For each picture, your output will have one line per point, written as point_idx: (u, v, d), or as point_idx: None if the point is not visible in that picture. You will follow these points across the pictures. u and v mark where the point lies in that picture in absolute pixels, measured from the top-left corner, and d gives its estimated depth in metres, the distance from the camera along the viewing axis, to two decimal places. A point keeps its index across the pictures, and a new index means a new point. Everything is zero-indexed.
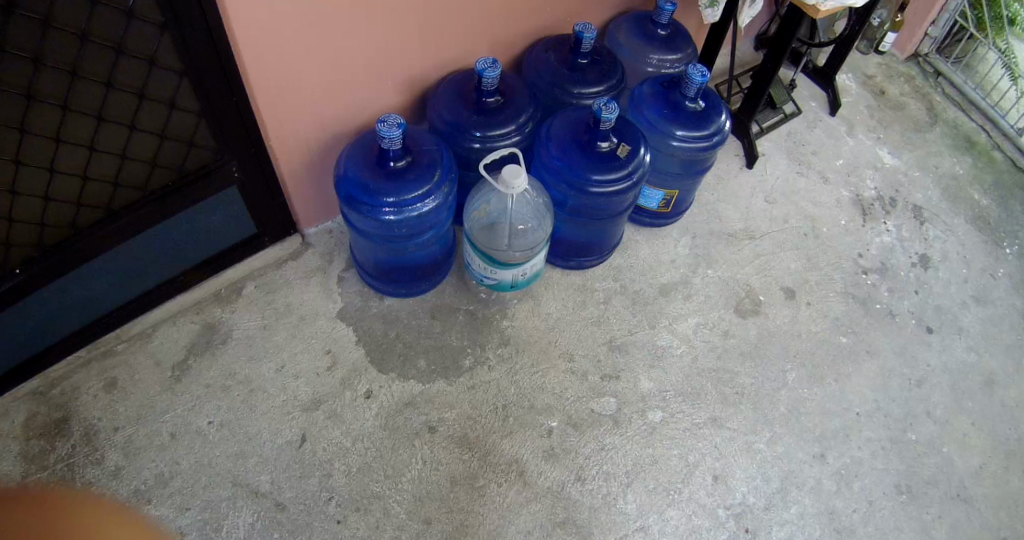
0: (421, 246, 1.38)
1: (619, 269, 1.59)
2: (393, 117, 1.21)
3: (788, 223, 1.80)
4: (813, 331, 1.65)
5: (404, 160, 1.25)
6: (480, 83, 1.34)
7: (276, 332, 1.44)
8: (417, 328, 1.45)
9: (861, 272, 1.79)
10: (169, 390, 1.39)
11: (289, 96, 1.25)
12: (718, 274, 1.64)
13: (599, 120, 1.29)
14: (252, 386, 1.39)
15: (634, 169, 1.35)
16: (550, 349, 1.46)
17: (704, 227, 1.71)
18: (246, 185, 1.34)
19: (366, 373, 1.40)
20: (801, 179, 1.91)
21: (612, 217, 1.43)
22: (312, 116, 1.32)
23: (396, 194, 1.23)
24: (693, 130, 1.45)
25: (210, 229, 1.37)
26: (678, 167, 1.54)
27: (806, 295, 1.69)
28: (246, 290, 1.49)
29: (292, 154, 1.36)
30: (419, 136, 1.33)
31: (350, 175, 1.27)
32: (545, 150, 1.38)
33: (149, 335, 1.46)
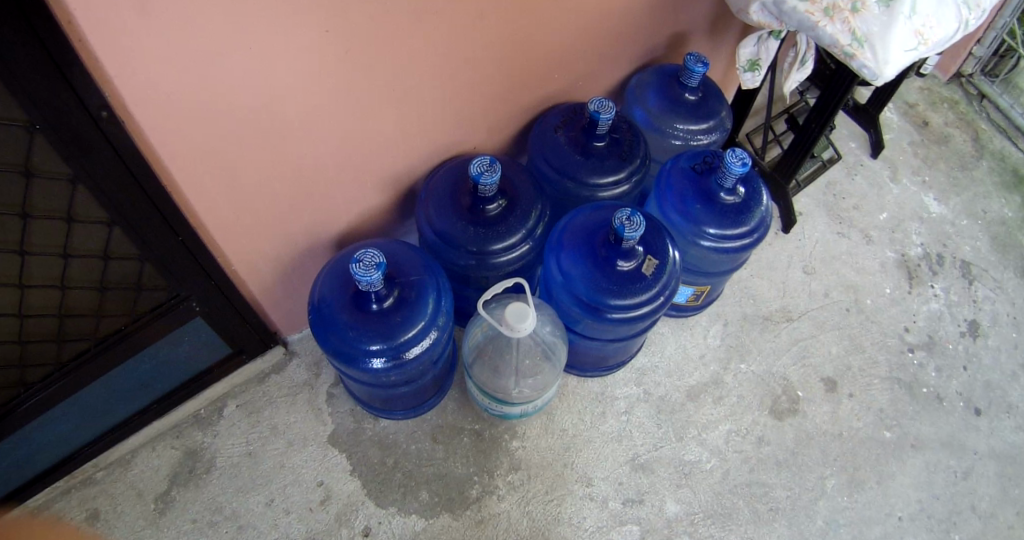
0: (415, 379, 1.22)
1: (640, 371, 1.44)
2: (372, 255, 1.03)
3: (828, 297, 1.62)
4: (855, 428, 1.50)
5: (389, 298, 1.08)
6: (477, 189, 1.14)
7: (263, 460, 1.31)
8: (417, 454, 1.32)
9: (906, 350, 1.62)
10: (154, 525, 1.25)
11: (251, 221, 1.07)
12: (751, 370, 1.48)
13: (620, 238, 1.10)
14: (242, 523, 1.25)
15: (660, 289, 1.16)
16: (566, 472, 1.32)
17: (737, 312, 1.56)
18: (212, 315, 1.18)
19: (363, 507, 1.27)
20: (842, 242, 1.71)
21: (634, 335, 1.25)
22: (279, 234, 1.14)
23: (384, 340, 1.07)
24: (729, 230, 1.24)
25: (178, 358, 1.24)
26: (710, 264, 1.34)
27: (848, 385, 1.53)
28: (228, 410, 1.36)
29: (263, 275, 1.19)
30: (404, 257, 1.16)
31: (329, 320, 1.09)
32: (556, 264, 1.20)
33: (129, 461, 1.32)
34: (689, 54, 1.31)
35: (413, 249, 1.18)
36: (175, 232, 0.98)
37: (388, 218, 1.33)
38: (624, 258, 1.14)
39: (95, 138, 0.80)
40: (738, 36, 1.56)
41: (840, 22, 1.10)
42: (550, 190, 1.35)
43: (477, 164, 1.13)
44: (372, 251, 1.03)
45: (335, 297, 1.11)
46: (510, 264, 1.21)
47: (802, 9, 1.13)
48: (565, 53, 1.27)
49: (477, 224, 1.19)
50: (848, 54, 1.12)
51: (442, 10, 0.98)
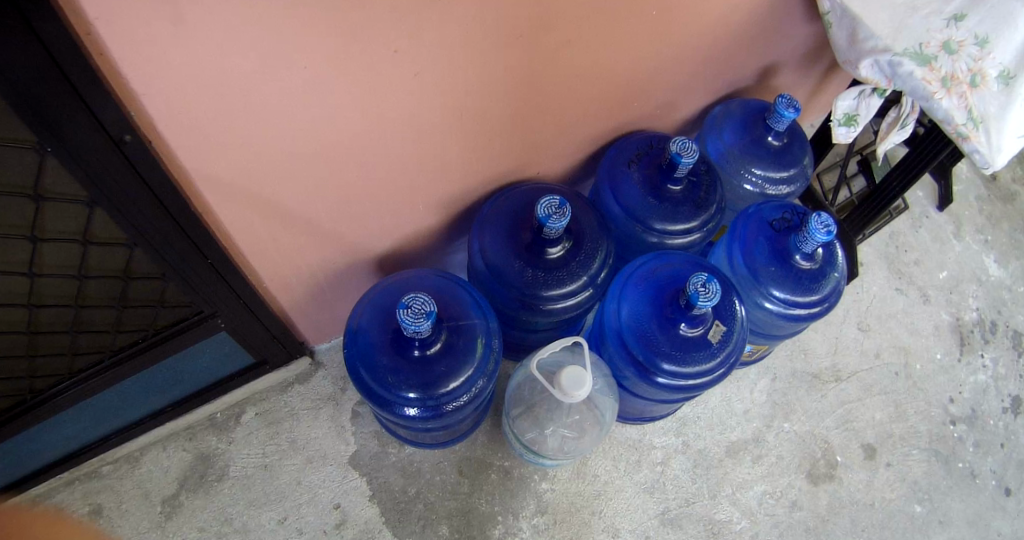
0: (453, 423, 1.20)
1: (681, 421, 1.39)
2: (425, 302, 1.00)
3: (879, 358, 1.56)
4: (888, 500, 1.44)
5: (435, 345, 1.07)
6: (542, 231, 1.10)
7: (278, 475, 1.33)
8: (441, 486, 1.29)
9: (949, 422, 1.54)
10: (158, 529, 1.30)
11: (285, 235, 1.03)
12: (794, 430, 1.43)
13: (691, 304, 1.09)
14: (251, 538, 1.28)
15: (719, 362, 1.17)
16: (593, 521, 1.27)
17: (786, 367, 1.50)
18: (235, 329, 1.16)
19: (378, 537, 1.26)
20: (899, 299, 1.64)
21: (679, 399, 1.26)
22: (318, 249, 1.11)
23: (422, 390, 1.06)
24: (800, 297, 1.21)
25: (197, 369, 1.26)
26: (767, 327, 1.31)
27: (887, 454, 1.48)
28: (245, 417, 1.38)
29: (292, 285, 1.16)
30: (454, 296, 1.15)
31: (370, 360, 1.09)
32: (617, 314, 1.21)
33: (136, 459, 1.36)
34: (779, 96, 1.21)
35: (463, 287, 1.17)
36: (204, 254, 0.96)
37: (438, 234, 1.25)
38: (689, 323, 1.13)
39: (121, 167, 0.76)
40: (825, 72, 1.47)
41: (957, 97, 1.02)
42: (617, 229, 1.28)
43: (544, 206, 1.08)
44: (424, 297, 1.01)
45: (383, 336, 1.10)
46: (563, 309, 1.18)
47: (917, 75, 1.03)
48: (645, 82, 1.17)
49: (539, 266, 1.15)
50: (961, 135, 1.04)
51: (517, 36, 0.90)
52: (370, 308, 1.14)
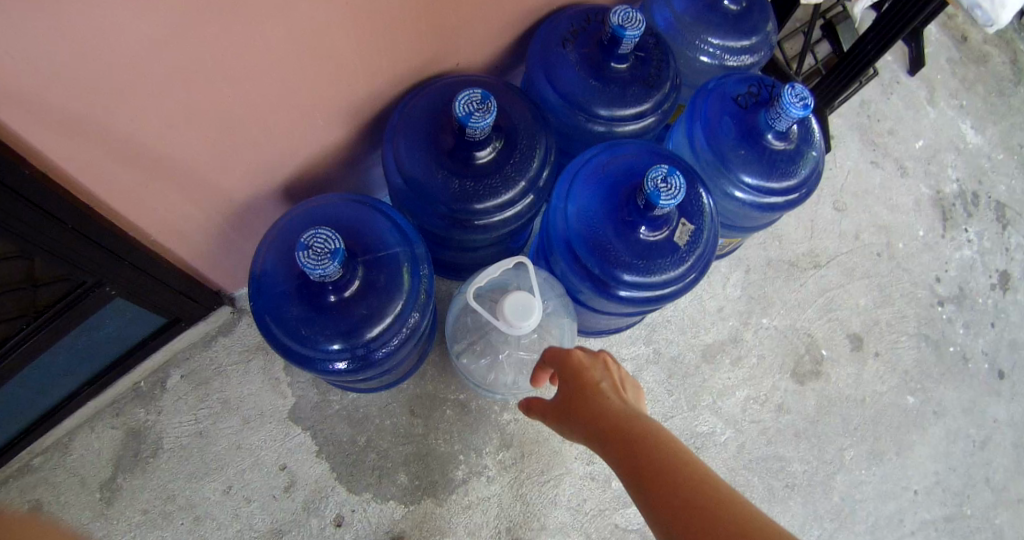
0: (391, 368, 1.10)
1: (650, 327, 1.28)
2: (331, 240, 0.88)
3: (859, 240, 1.46)
4: (879, 393, 1.39)
5: (351, 287, 0.95)
6: (464, 133, 0.95)
7: (216, 442, 1.22)
8: (394, 430, 1.21)
9: (936, 303, 1.47)
10: (102, 517, 1.20)
11: (161, 183, 0.88)
12: (774, 326, 1.33)
13: (651, 205, 0.96)
14: (198, 513, 1.20)
15: (690, 266, 1.05)
16: (564, 449, 1.22)
17: (760, 257, 1.36)
18: (134, 292, 1.03)
19: (333, 495, 1.18)
20: (876, 173, 1.53)
21: (642, 313, 1.15)
22: (209, 191, 0.96)
23: (346, 339, 0.96)
24: (774, 184, 1.09)
25: (102, 340, 1.12)
26: (736, 218, 1.20)
27: (874, 343, 1.41)
28: (170, 381, 1.25)
29: (188, 237, 1.02)
30: (372, 223, 1.03)
31: (283, 315, 0.96)
32: (565, 222, 1.07)
33: (66, 445, 1.23)
34: None
35: (381, 212, 1.04)
36: (64, 222, 0.82)
37: (346, 147, 1.10)
38: (650, 227, 1.00)
39: None
40: None
41: None
42: (558, 123, 1.14)
43: (464, 102, 0.93)
44: (330, 233, 0.88)
45: (292, 283, 0.97)
46: (504, 223, 1.05)
47: None
48: None
49: (467, 175, 1.01)
50: None
51: None
52: (273, 249, 0.99)
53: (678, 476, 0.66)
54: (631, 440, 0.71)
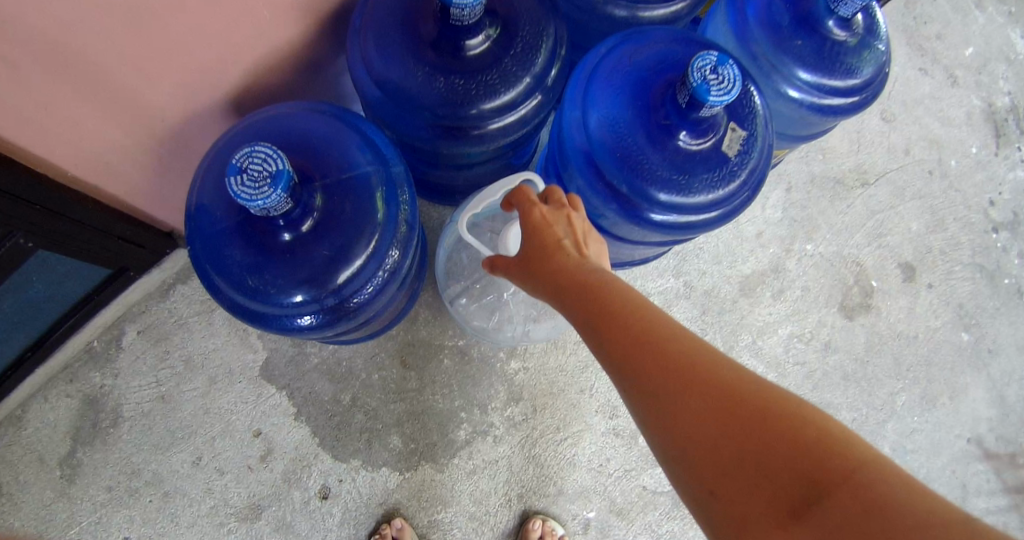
0: (375, 317, 0.94)
1: (679, 257, 1.12)
2: (271, 160, 0.71)
3: (909, 156, 1.28)
4: (932, 330, 1.22)
5: (307, 222, 0.79)
6: (449, 16, 0.76)
7: (182, 407, 1.07)
8: (383, 385, 1.05)
9: (991, 230, 1.29)
10: (65, 496, 1.05)
11: (67, 99, 0.69)
12: (819, 253, 1.17)
13: (695, 102, 0.77)
14: (168, 489, 1.06)
15: (742, 184, 0.87)
16: (583, 402, 1.06)
17: (802, 173, 1.21)
18: (59, 239, 0.86)
19: (317, 463, 1.03)
20: (925, 81, 1.34)
21: (673, 242, 0.98)
22: (133, 111, 0.77)
23: (309, 286, 0.79)
24: (837, 83, 0.91)
25: (36, 300, 0.95)
26: (791, 124, 1.02)
27: (927, 274, 1.24)
28: (126, 339, 1.09)
29: (120, 171, 0.84)
30: (335, 138, 0.84)
31: (234, 262, 0.79)
32: (584, 132, 0.88)
33: (20, 418, 1.07)
34: None
35: (349, 125, 0.85)
36: None
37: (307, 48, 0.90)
38: (692, 132, 0.82)
39: None
40: None
41: None
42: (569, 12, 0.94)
43: None
44: (269, 152, 0.72)
45: (234, 218, 0.79)
46: (504, 133, 0.87)
47: None
48: None
49: (456, 71, 0.81)
50: None
51: None
52: (211, 178, 0.81)
53: (665, 341, 0.56)
54: (608, 303, 0.59)
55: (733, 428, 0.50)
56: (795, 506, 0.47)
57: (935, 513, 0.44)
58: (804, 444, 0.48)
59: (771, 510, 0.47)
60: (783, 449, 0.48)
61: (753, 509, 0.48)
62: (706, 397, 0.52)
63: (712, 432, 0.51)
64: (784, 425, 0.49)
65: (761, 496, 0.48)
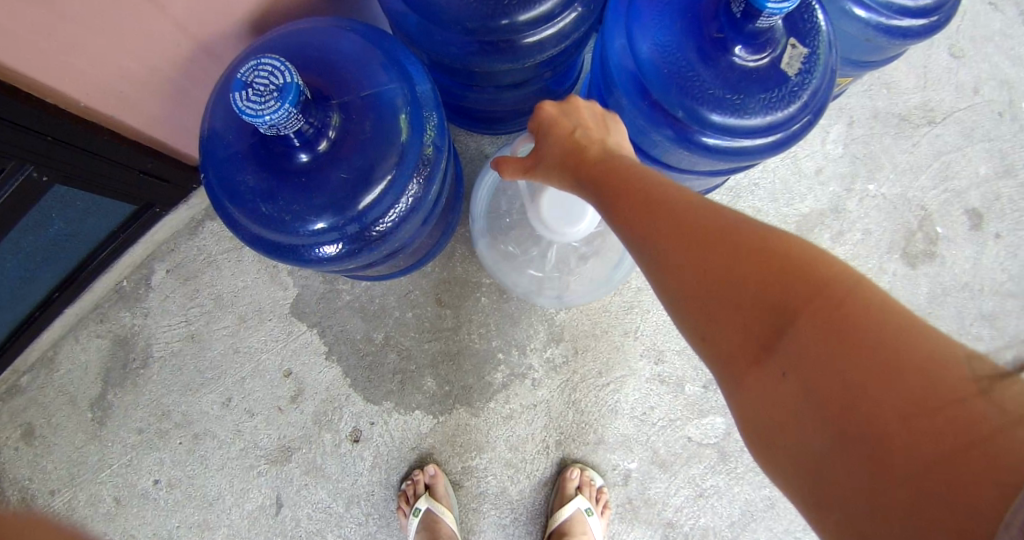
0: (400, 251, 0.88)
1: (733, 194, 1.10)
2: (278, 72, 0.65)
3: (981, 94, 1.17)
4: (1001, 283, 1.14)
5: (324, 141, 0.71)
6: None
7: (211, 347, 1.04)
8: (418, 324, 1.01)
9: None
10: (95, 439, 1.05)
11: (69, 15, 0.63)
12: (882, 195, 1.11)
13: (752, 12, 0.68)
14: (198, 431, 1.04)
15: (803, 106, 0.78)
16: (627, 345, 1.00)
17: (865, 110, 1.13)
18: (75, 174, 0.83)
19: (349, 406, 1.00)
20: (996, 17, 1.21)
21: (730, 170, 0.91)
22: (147, 34, 0.72)
23: (325, 214, 0.73)
24: (908, 2, 0.82)
25: (60, 238, 0.92)
26: (856, 50, 0.93)
27: (998, 223, 1.14)
28: (155, 279, 1.06)
29: (133, 98, 0.79)
30: (358, 54, 0.76)
31: (249, 190, 0.73)
32: (628, 47, 0.81)
33: (51, 360, 1.06)
34: None
35: (374, 42, 0.77)
36: None
37: None
38: (748, 47, 0.73)
39: None
40: None
41: None
42: None
43: None
44: (277, 64, 0.65)
45: (247, 141, 0.73)
46: (540, 49, 0.81)
47: None
48: None
49: None
50: None
51: None
52: (224, 97, 0.74)
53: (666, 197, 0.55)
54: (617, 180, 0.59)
55: (714, 269, 0.49)
56: (765, 338, 0.46)
57: (903, 332, 0.42)
58: (770, 278, 0.47)
59: (747, 342, 0.47)
60: (750, 284, 0.48)
61: (731, 343, 0.48)
62: (693, 245, 0.51)
63: (696, 273, 0.50)
64: (760, 259, 0.48)
65: (736, 329, 0.48)
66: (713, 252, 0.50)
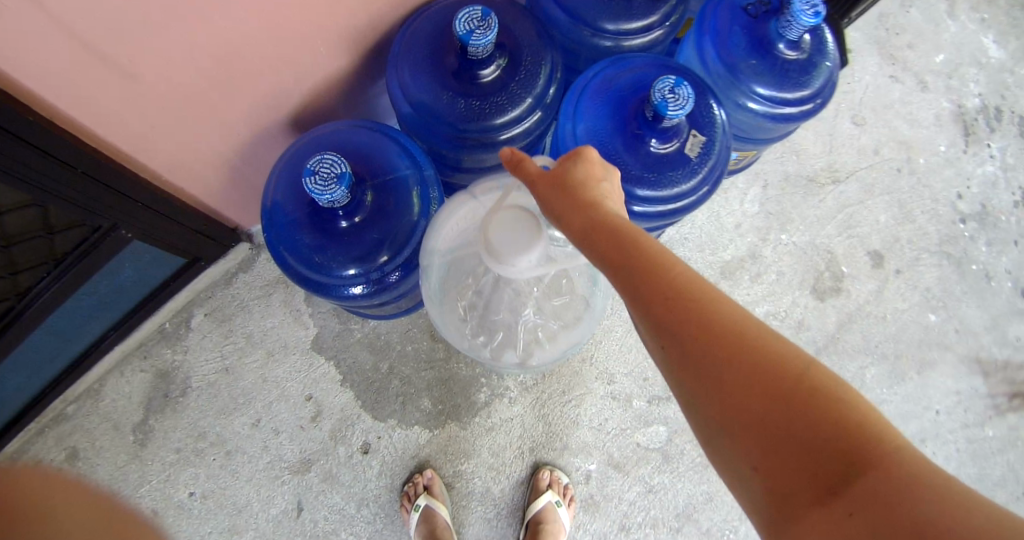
0: (409, 294, 1.11)
1: (669, 246, 1.33)
2: (337, 164, 0.88)
3: (878, 155, 1.43)
4: (901, 310, 1.38)
5: (362, 212, 0.95)
6: (466, 51, 0.94)
7: (242, 376, 1.25)
8: (415, 356, 1.23)
9: (958, 221, 1.42)
10: (136, 459, 1.25)
11: (163, 122, 0.87)
12: (793, 242, 1.35)
13: (659, 117, 0.93)
14: (229, 449, 1.24)
15: (702, 180, 1.02)
16: (584, 369, 1.23)
17: (778, 172, 1.38)
18: (151, 233, 1.04)
19: (359, 423, 1.22)
20: (894, 87, 1.46)
21: (657, 229, 1.14)
22: (220, 132, 0.95)
23: (360, 264, 0.96)
24: (786, 95, 1.07)
25: (122, 287, 1.14)
26: (752, 131, 1.17)
27: (895, 261, 1.39)
28: (193, 322, 1.27)
29: (200, 176, 1.02)
30: (384, 147, 1.00)
31: (298, 245, 0.96)
32: (572, 137, 1.04)
33: (97, 391, 1.26)
34: None
35: (395, 137, 1.02)
36: (70, 164, 0.83)
37: (353, 73, 1.07)
38: (660, 139, 0.98)
39: None
40: None
41: None
42: (561, 43, 1.13)
43: (464, 20, 0.92)
44: (336, 158, 0.88)
45: (303, 209, 0.96)
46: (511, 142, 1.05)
47: None
48: None
49: (472, 95, 1.00)
50: None
51: None
52: (284, 177, 0.98)
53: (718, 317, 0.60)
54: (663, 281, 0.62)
55: (770, 404, 0.55)
56: (833, 484, 0.52)
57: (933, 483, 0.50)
58: (824, 422, 0.53)
59: (811, 485, 0.52)
60: (809, 426, 0.53)
61: (794, 484, 0.53)
62: (752, 378, 0.56)
63: (756, 410, 0.55)
64: (811, 400, 0.54)
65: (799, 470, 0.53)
66: (772, 389, 0.55)
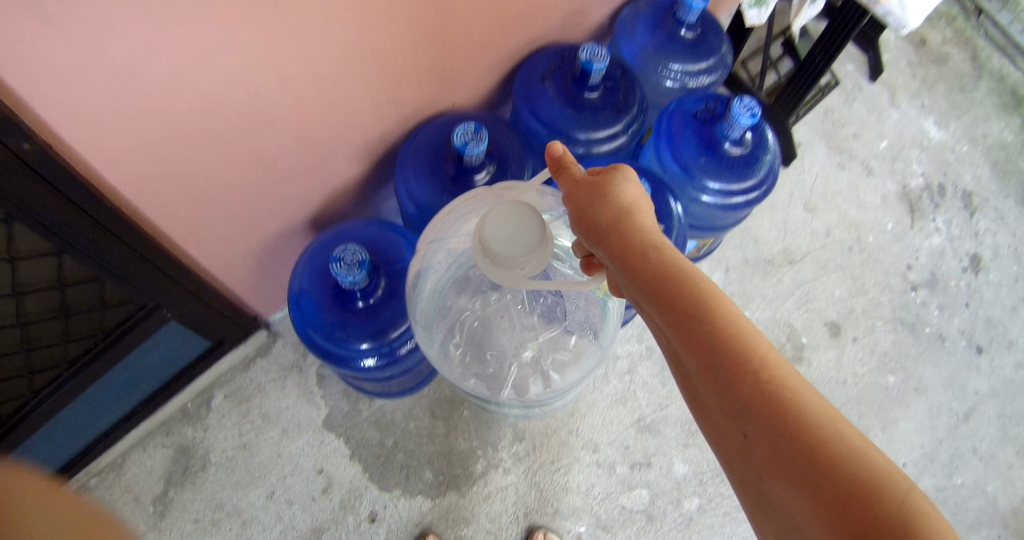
0: (412, 368, 1.24)
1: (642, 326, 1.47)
2: (359, 251, 1.02)
3: (830, 236, 1.58)
4: (860, 375, 1.50)
5: (375, 294, 1.08)
6: (462, 160, 1.09)
7: (257, 451, 1.36)
8: (417, 432, 1.36)
9: (909, 289, 1.57)
10: (155, 529, 1.32)
11: (210, 222, 1.01)
12: (755, 317, 1.49)
13: None
14: (245, 518, 1.32)
15: None
16: (571, 440, 1.35)
17: (739, 257, 1.54)
18: (187, 316, 1.17)
19: (366, 493, 1.32)
20: (843, 174, 1.63)
21: None
22: (252, 230, 1.10)
23: (374, 339, 1.08)
24: (735, 186, 1.22)
25: (152, 365, 1.26)
26: (712, 221, 1.32)
27: (851, 329, 1.52)
28: (214, 402, 1.39)
29: (233, 267, 1.16)
30: (393, 240, 1.16)
31: (319, 321, 1.09)
32: None
33: (120, 465, 1.36)
34: None
35: (403, 233, 1.17)
36: (134, 249, 0.96)
37: (363, 185, 1.23)
38: None
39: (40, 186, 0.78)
40: None
41: None
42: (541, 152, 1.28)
43: (460, 133, 1.07)
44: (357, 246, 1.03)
45: (325, 290, 1.10)
46: None
47: None
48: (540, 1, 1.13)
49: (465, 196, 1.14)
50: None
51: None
52: (309, 264, 1.13)
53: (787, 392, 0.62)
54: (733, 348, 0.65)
55: (834, 486, 0.56)
56: None
57: None
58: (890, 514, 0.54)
59: None
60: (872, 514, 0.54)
61: None
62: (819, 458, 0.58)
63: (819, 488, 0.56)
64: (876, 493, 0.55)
65: None
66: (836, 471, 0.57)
